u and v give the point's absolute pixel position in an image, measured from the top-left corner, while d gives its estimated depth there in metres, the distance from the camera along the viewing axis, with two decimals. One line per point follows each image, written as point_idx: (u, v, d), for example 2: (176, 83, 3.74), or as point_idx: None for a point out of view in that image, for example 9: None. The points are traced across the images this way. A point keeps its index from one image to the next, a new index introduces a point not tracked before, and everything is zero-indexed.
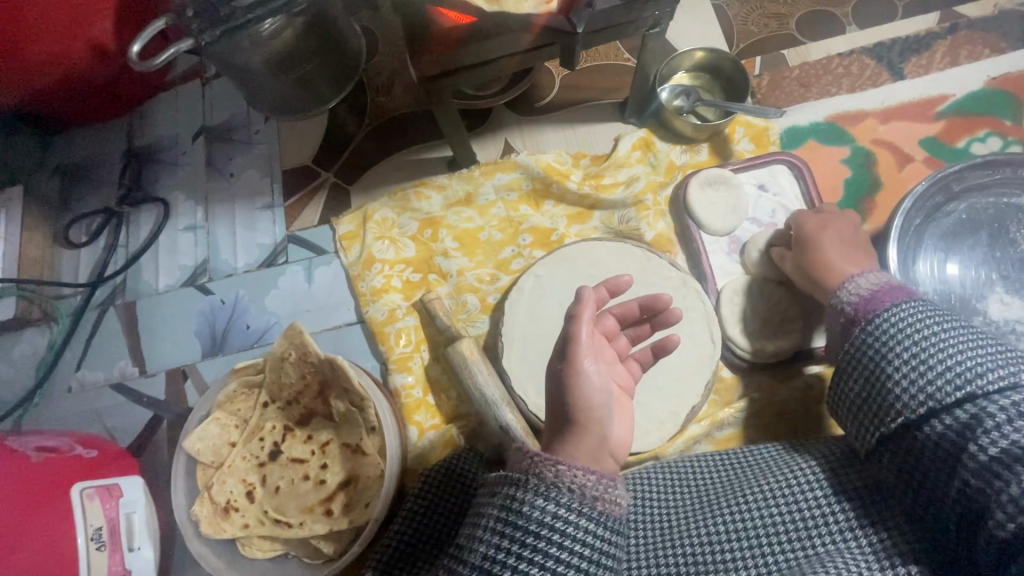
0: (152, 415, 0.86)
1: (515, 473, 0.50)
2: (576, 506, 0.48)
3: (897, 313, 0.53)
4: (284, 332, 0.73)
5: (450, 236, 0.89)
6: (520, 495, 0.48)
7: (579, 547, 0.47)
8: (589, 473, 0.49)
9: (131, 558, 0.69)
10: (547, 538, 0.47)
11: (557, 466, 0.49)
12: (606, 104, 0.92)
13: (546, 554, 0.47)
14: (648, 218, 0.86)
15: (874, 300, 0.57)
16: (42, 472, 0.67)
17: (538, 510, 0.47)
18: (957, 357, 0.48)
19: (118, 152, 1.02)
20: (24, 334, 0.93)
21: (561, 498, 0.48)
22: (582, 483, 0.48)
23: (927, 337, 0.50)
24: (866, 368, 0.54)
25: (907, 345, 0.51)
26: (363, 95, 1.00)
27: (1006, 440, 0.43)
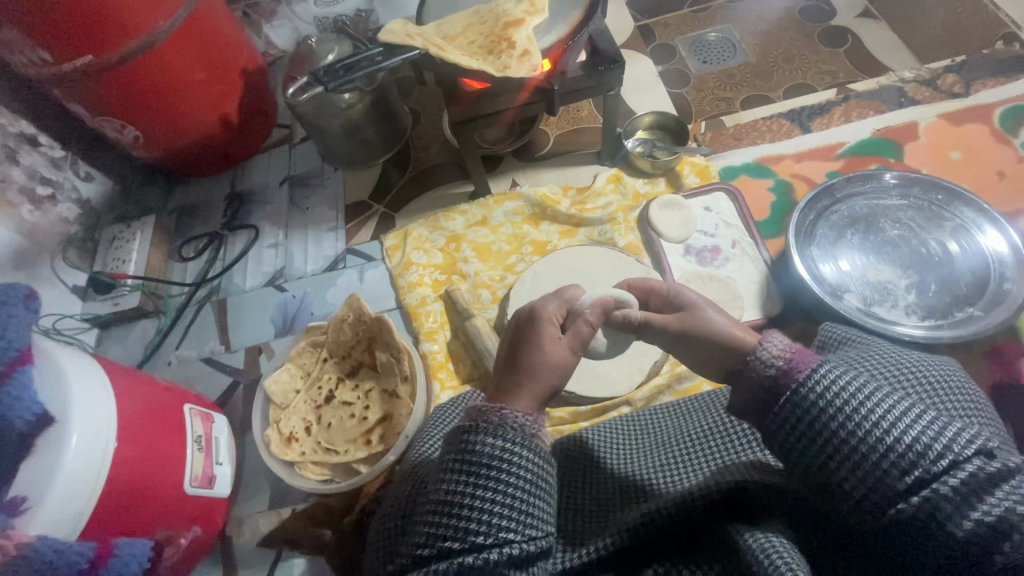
0: (231, 379, 1.10)
1: (467, 423, 0.63)
2: (514, 442, 0.60)
3: (830, 383, 0.53)
4: (346, 299, 0.99)
5: (469, 247, 1.17)
6: (475, 437, 0.60)
7: (517, 481, 0.59)
8: (526, 416, 0.62)
9: (217, 468, 0.90)
10: (494, 473, 0.59)
11: (500, 411, 0.62)
12: (588, 153, 1.24)
13: (495, 484, 0.58)
14: (621, 231, 1.13)
15: (799, 360, 0.56)
16: (169, 390, 0.90)
17: (488, 447, 0.60)
18: (901, 432, 0.49)
19: (223, 195, 1.36)
20: (139, 323, 1.20)
21: (506, 435, 0.60)
22: (522, 422, 0.61)
23: (859, 404, 0.51)
24: (802, 437, 0.53)
25: (838, 412, 0.52)
26: (407, 152, 1.34)
27: (982, 516, 0.45)
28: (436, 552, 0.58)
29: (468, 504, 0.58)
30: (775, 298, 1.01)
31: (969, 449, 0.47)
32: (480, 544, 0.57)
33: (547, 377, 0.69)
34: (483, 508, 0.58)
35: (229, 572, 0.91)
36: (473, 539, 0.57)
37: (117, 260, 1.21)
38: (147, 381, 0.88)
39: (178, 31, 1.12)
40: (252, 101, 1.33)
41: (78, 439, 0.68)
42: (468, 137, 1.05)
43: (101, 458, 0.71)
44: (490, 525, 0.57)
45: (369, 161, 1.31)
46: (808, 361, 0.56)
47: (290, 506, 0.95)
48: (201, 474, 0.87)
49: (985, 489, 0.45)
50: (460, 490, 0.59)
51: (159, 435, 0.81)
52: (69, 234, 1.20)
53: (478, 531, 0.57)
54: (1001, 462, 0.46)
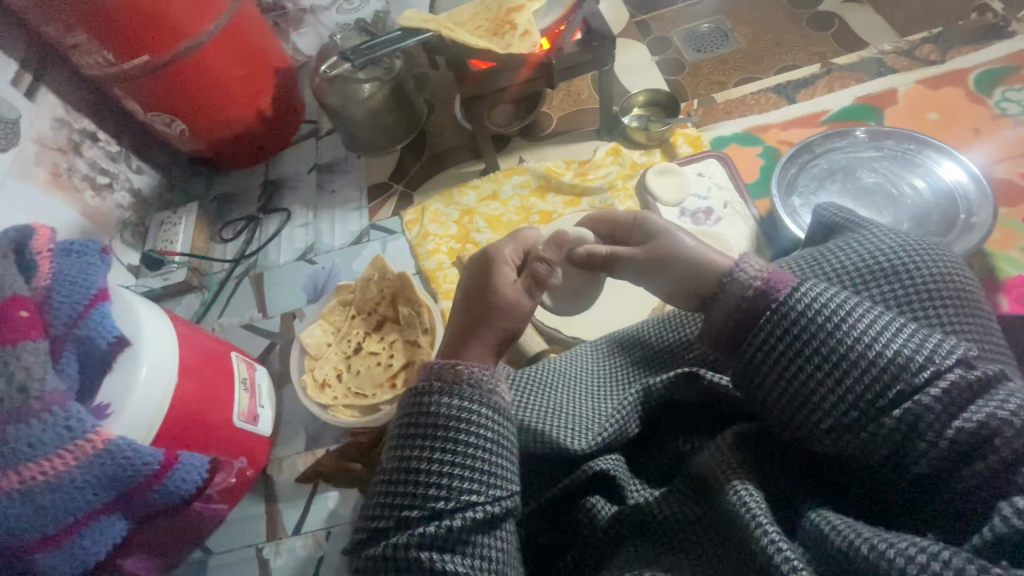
0: (268, 342, 1.21)
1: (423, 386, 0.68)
2: (471, 401, 0.65)
3: (821, 299, 0.56)
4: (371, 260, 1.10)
5: (482, 219, 1.27)
6: (431, 399, 0.66)
7: (476, 437, 0.64)
8: (483, 372, 0.68)
9: (260, 409, 1.01)
10: (457, 430, 0.64)
11: (457, 370, 0.68)
12: (589, 131, 1.34)
13: (458, 441, 0.64)
14: (620, 197, 1.22)
15: (779, 282, 0.60)
16: (219, 341, 1.02)
17: (443, 407, 0.65)
18: (887, 347, 0.52)
19: (258, 184, 1.49)
20: (185, 297, 1.33)
21: (462, 394, 0.66)
22: (477, 377, 0.67)
23: (843, 321, 0.55)
24: (778, 362, 0.57)
25: (820, 332, 0.55)
26: (423, 138, 1.46)
27: (964, 420, 0.49)
28: (396, 523, 0.63)
29: (431, 465, 0.63)
30: (765, 250, 1.10)
31: (950, 361, 0.50)
32: (443, 507, 0.61)
33: (503, 322, 0.77)
34: (445, 470, 0.63)
35: (270, 505, 1.00)
36: (433, 502, 0.62)
37: (165, 241, 1.34)
38: (201, 331, 1.00)
39: (220, 34, 1.26)
40: (282, 98, 1.47)
41: (149, 357, 0.79)
42: (478, 116, 1.16)
43: (168, 376, 0.82)
44: (457, 477, 0.63)
45: (389, 146, 1.43)
46: (785, 280, 0.60)
47: (324, 447, 1.05)
48: (247, 412, 0.97)
49: (965, 395, 0.49)
50: (418, 456, 0.64)
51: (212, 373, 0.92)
52: (124, 219, 1.34)
53: (437, 495, 0.62)
54: (980, 370, 0.50)
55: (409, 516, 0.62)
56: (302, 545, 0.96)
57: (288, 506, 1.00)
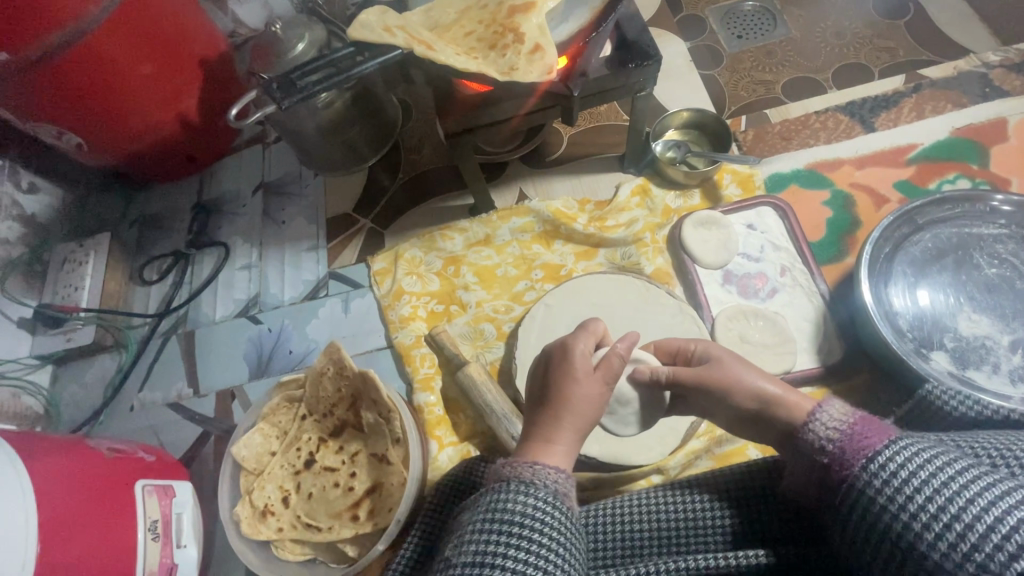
0: (201, 430, 0.96)
1: (499, 479, 0.58)
2: (552, 501, 0.55)
3: (903, 451, 0.46)
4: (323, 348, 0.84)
5: (470, 272, 1.01)
6: (504, 494, 0.56)
7: (549, 545, 0.53)
8: (558, 472, 0.58)
9: (179, 553, 0.77)
10: (525, 537, 0.53)
11: (532, 466, 0.58)
12: (609, 157, 1.05)
13: (528, 545, 0.52)
14: (647, 254, 0.96)
15: (862, 436, 0.49)
16: (116, 466, 0.76)
17: (519, 503, 0.54)
18: (1001, 514, 0.39)
19: (189, 205, 1.19)
20: (97, 359, 1.06)
21: (537, 493, 0.56)
22: (555, 480, 0.57)
23: (940, 476, 0.43)
24: (870, 512, 0.46)
25: (916, 484, 0.44)
26: (397, 153, 1.15)
27: None
28: None
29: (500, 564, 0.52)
30: (835, 340, 0.86)
31: None
32: None
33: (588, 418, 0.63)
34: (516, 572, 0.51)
35: None
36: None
37: (67, 289, 1.06)
38: (87, 459, 0.74)
39: (112, 20, 0.92)
40: (216, 95, 1.14)
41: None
42: (467, 154, 0.88)
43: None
44: None
45: (354, 165, 1.13)
46: (876, 431, 0.49)
47: None
48: (158, 567, 0.74)
49: None
50: (489, 545, 0.53)
51: (93, 534, 0.67)
52: (11, 257, 1.04)
53: None
54: None
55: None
56: None
57: None
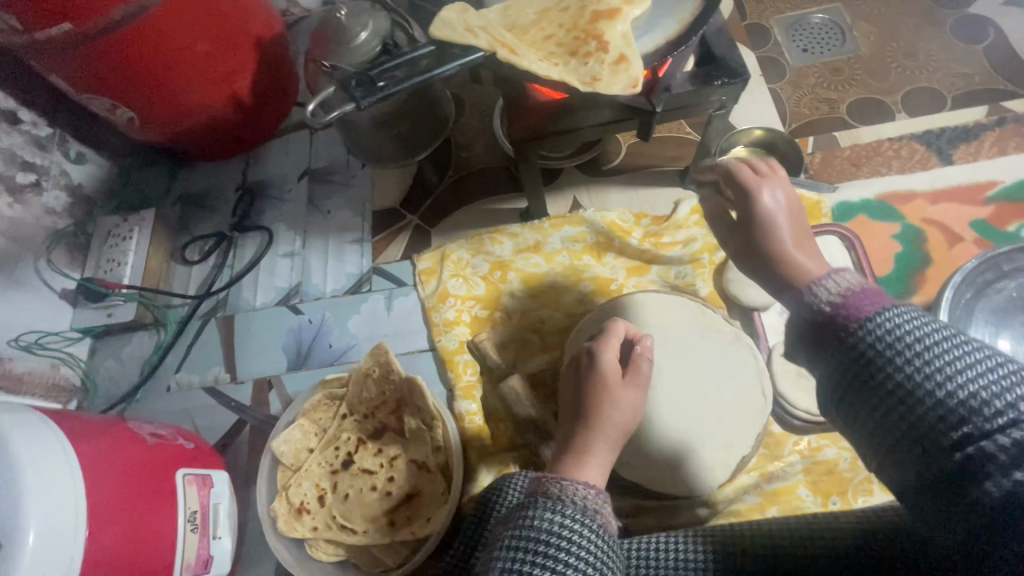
0: (237, 418, 0.95)
1: (528, 498, 0.56)
2: (582, 518, 0.53)
3: (892, 319, 0.43)
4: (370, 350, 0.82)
5: (517, 279, 0.98)
6: (531, 512, 0.54)
7: (582, 561, 0.50)
8: (589, 489, 0.56)
9: (214, 545, 0.77)
10: (554, 552, 0.50)
11: (563, 483, 0.56)
12: (669, 171, 1.01)
13: (558, 560, 0.50)
14: (703, 275, 0.93)
15: (860, 300, 0.46)
16: (157, 452, 0.75)
17: (546, 519, 0.52)
18: (961, 378, 0.38)
19: (234, 186, 1.18)
20: (136, 336, 1.06)
21: (566, 510, 0.53)
22: (584, 497, 0.55)
23: (924, 347, 0.41)
24: (849, 368, 0.44)
25: (905, 349, 0.41)
26: (448, 149, 1.12)
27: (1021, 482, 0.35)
28: None
29: None
30: None
31: None
32: None
33: (622, 425, 0.66)
34: None
35: None
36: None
37: (110, 263, 1.05)
38: (131, 444, 0.72)
39: None
40: (268, 76, 1.12)
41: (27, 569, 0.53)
42: (529, 161, 0.85)
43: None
44: None
45: (404, 159, 1.12)
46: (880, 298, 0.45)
47: None
48: (195, 559, 0.73)
49: None
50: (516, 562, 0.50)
51: (136, 523, 0.66)
52: (57, 228, 1.04)
53: None
54: None
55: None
56: None
57: None
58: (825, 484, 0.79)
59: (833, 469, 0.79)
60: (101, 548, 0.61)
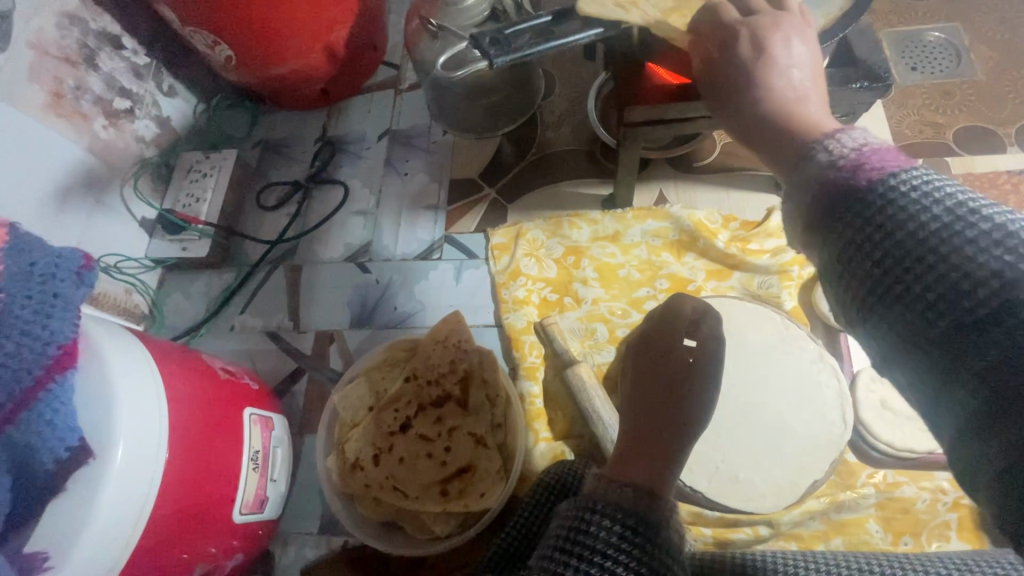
0: (296, 366, 0.96)
1: (581, 499, 0.48)
2: (646, 528, 0.44)
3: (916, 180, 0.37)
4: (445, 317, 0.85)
5: (591, 267, 0.96)
6: (584, 516, 0.46)
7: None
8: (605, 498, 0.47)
9: (271, 487, 0.77)
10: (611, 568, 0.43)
11: (620, 486, 0.47)
12: (764, 176, 0.97)
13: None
14: (790, 289, 0.89)
15: (874, 159, 0.40)
16: (227, 387, 0.75)
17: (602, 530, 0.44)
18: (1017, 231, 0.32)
19: (314, 138, 1.18)
20: (205, 272, 1.08)
21: (625, 519, 0.45)
22: (647, 507, 0.45)
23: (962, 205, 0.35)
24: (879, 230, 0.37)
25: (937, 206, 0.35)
26: (533, 127, 1.10)
27: None
28: None
29: None
30: None
31: None
32: None
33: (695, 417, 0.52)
34: None
35: None
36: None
37: (190, 196, 1.07)
38: (206, 376, 0.72)
39: None
40: (363, 32, 1.11)
41: (113, 488, 0.53)
42: (632, 148, 0.82)
43: (142, 503, 0.56)
44: None
45: (486, 131, 1.09)
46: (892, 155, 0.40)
47: (342, 535, 0.83)
48: (253, 498, 0.73)
49: None
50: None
51: (209, 453, 0.66)
52: (144, 157, 1.05)
53: None
54: None
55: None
56: None
57: None
58: (897, 521, 0.75)
59: (908, 508, 0.76)
60: (181, 471, 0.62)
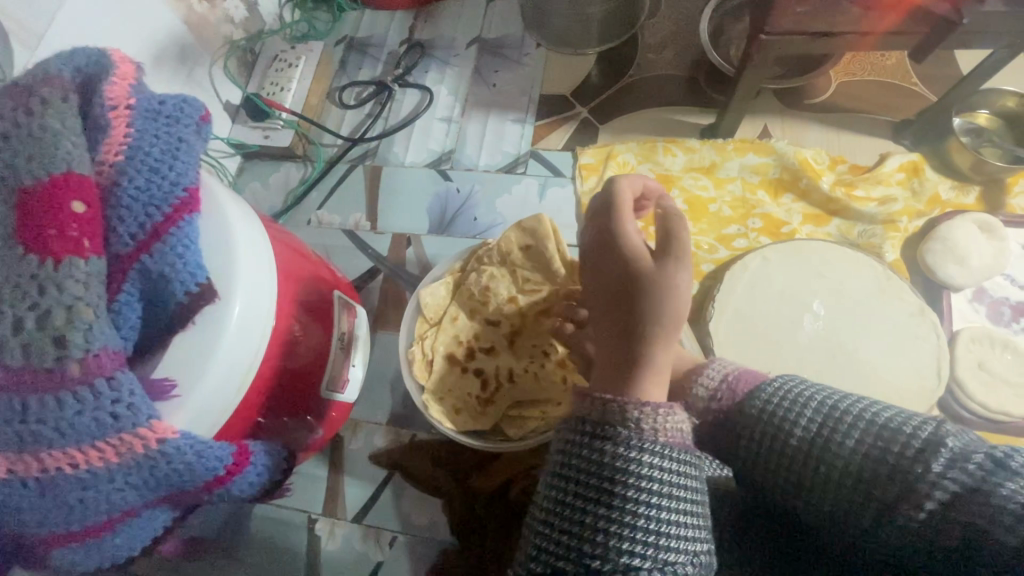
0: (371, 265, 0.96)
1: (583, 423, 0.48)
2: (655, 448, 0.46)
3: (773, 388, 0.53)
4: (520, 223, 0.80)
5: (681, 198, 0.92)
6: (607, 440, 0.46)
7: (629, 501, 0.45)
8: (661, 409, 0.47)
9: (351, 371, 0.78)
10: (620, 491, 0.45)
11: (638, 408, 0.47)
12: (881, 120, 0.91)
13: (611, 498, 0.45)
14: (894, 241, 0.85)
15: (738, 385, 0.56)
16: (317, 268, 0.75)
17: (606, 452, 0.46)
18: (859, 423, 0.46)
19: (400, 39, 1.13)
20: (283, 165, 1.07)
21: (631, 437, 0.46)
22: (656, 424, 0.47)
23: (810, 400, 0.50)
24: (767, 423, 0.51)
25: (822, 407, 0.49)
26: (633, 47, 1.04)
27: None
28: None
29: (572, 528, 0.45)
30: None
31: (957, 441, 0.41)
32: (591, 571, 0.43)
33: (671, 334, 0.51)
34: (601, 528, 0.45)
35: (334, 474, 0.84)
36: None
37: (274, 84, 1.05)
38: (297, 251, 0.72)
39: None
40: None
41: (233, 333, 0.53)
42: (753, 75, 0.77)
43: (253, 355, 0.56)
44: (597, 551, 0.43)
45: (579, 48, 1.05)
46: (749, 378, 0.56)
47: (410, 430, 0.85)
48: (337, 377, 0.74)
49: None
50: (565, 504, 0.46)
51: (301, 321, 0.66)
52: (232, 39, 1.03)
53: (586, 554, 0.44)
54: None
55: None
56: (361, 539, 0.80)
57: (356, 486, 0.83)
58: None
59: None
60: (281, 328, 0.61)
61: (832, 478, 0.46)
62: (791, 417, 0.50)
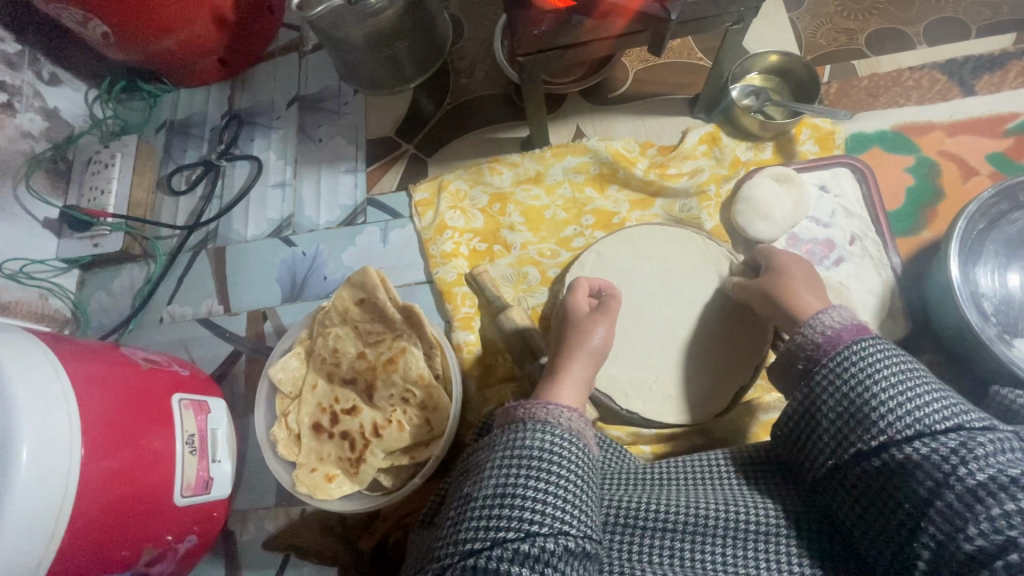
0: (231, 348, 0.94)
1: (515, 418, 0.58)
2: (566, 437, 0.56)
3: (866, 357, 0.52)
4: (349, 280, 0.81)
5: (517, 212, 0.95)
6: (520, 433, 0.56)
7: (560, 477, 0.53)
8: (570, 411, 0.59)
9: (214, 468, 0.77)
10: (544, 470, 0.53)
11: (545, 407, 0.59)
12: (676, 99, 0.98)
13: (544, 475, 0.52)
14: (709, 209, 0.91)
15: (845, 335, 0.56)
16: (149, 376, 0.73)
17: (531, 441, 0.55)
18: (900, 390, 0.49)
19: (220, 113, 1.12)
20: (126, 267, 1.04)
21: (551, 429, 0.56)
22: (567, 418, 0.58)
23: (891, 381, 0.50)
24: (837, 394, 0.52)
25: (873, 382, 0.50)
26: (446, 75, 1.07)
27: (982, 471, 0.42)
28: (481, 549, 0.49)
29: (519, 495, 0.51)
30: (898, 316, 0.82)
31: (981, 422, 0.46)
32: (532, 533, 0.49)
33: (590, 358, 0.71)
34: (536, 502, 0.51)
35: (231, 570, 0.82)
36: (525, 527, 0.49)
37: (93, 190, 1.01)
38: (121, 366, 0.70)
39: None
40: None
41: (20, 486, 0.53)
42: (535, 88, 0.81)
43: (58, 499, 0.56)
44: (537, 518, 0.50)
45: (397, 85, 1.06)
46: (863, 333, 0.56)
47: (299, 505, 0.84)
48: (195, 480, 0.73)
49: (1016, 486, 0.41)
50: (506, 482, 0.52)
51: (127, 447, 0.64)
52: (34, 153, 0.98)
53: (529, 520, 0.49)
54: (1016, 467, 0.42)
55: (468, 550, 0.49)
56: None
57: None
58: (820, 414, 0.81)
59: None
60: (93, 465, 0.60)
61: (833, 433, 0.52)
62: (843, 399, 0.52)
